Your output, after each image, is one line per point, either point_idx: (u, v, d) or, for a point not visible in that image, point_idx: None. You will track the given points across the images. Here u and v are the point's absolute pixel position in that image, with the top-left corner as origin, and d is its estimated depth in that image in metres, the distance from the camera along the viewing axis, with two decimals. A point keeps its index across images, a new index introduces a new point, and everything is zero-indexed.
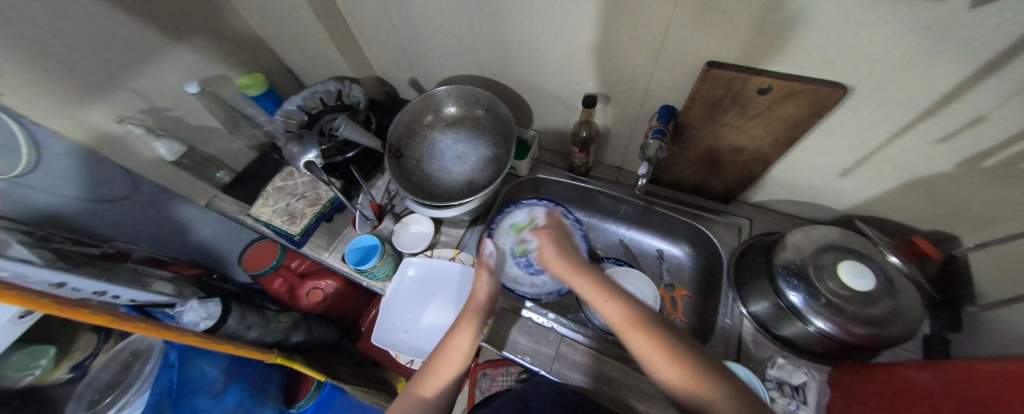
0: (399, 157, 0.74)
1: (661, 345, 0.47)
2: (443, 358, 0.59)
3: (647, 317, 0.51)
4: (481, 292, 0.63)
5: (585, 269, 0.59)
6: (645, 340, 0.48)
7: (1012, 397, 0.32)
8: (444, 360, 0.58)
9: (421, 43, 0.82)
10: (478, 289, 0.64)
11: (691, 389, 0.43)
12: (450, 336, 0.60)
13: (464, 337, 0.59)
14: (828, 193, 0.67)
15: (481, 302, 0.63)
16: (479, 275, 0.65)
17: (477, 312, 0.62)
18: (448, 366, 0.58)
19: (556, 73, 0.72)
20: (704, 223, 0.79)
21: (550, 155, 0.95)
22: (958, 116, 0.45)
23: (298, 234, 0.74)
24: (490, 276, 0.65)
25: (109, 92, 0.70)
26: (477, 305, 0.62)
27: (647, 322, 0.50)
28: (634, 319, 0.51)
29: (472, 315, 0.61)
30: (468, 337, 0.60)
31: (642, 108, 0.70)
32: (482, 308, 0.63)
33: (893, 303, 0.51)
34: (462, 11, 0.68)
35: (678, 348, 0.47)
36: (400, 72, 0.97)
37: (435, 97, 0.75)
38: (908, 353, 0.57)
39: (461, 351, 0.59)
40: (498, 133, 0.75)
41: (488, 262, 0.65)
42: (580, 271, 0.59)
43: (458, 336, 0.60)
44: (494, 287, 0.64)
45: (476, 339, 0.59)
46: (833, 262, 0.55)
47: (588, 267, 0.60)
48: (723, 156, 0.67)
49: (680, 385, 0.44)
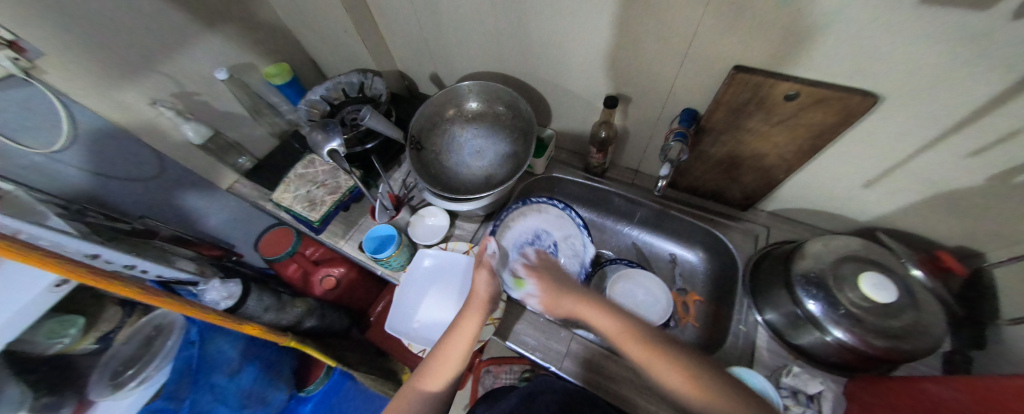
0: (419, 149, 0.75)
1: (652, 350, 0.50)
2: (444, 353, 0.59)
3: (650, 333, 0.52)
4: (480, 291, 0.62)
5: (578, 295, 0.60)
6: (649, 354, 0.50)
7: None
8: (444, 353, 0.59)
9: (445, 39, 0.83)
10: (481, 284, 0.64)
11: (688, 391, 0.45)
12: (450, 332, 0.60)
13: (467, 332, 0.59)
14: (850, 203, 0.66)
15: (484, 297, 0.62)
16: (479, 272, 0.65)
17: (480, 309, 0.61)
18: (448, 360, 0.58)
19: (578, 73, 0.72)
20: (720, 228, 0.78)
21: (566, 154, 0.95)
22: (992, 130, 0.44)
23: (317, 221, 0.75)
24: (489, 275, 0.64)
25: (143, 74, 0.73)
26: (480, 302, 0.62)
27: (656, 343, 0.50)
28: (634, 332, 0.52)
29: (475, 312, 0.61)
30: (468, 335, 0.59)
31: (663, 111, 0.70)
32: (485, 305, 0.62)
33: (916, 317, 0.51)
34: (488, 8, 0.69)
35: (673, 352, 0.49)
36: (421, 66, 0.99)
37: (455, 91, 0.76)
38: (928, 369, 0.56)
39: (461, 347, 0.59)
40: (519, 130, 0.75)
41: (488, 261, 0.65)
42: (574, 300, 0.59)
43: (460, 332, 0.60)
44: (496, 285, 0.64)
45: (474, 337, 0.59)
46: (854, 272, 0.55)
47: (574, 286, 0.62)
48: (744, 162, 0.67)
49: (672, 383, 0.47)
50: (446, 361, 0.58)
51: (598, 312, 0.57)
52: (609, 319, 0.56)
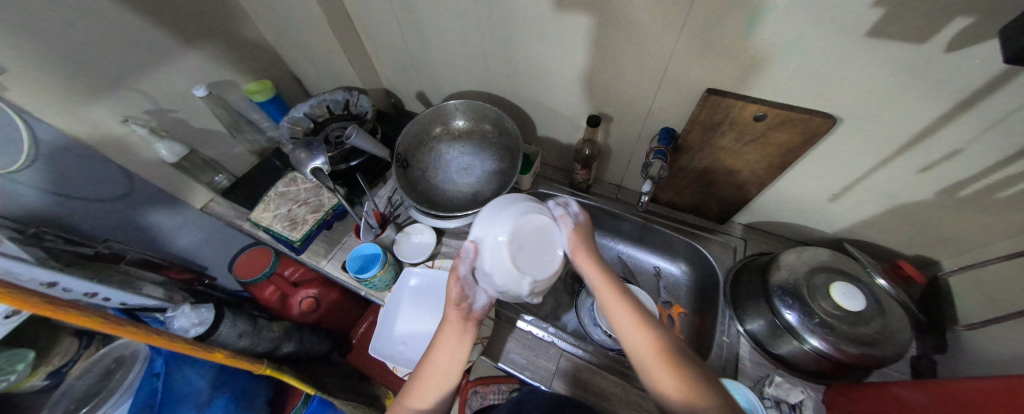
0: (405, 166, 0.75)
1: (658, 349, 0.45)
2: (425, 375, 0.54)
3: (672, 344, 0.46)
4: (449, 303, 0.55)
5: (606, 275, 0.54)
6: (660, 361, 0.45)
7: None
8: (422, 385, 0.53)
9: (432, 59, 0.85)
10: (449, 299, 0.56)
11: (674, 391, 0.42)
12: (426, 360, 0.55)
13: (442, 353, 0.54)
14: (819, 216, 0.70)
15: (455, 313, 0.56)
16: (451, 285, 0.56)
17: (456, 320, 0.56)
18: (428, 389, 0.53)
19: (561, 93, 0.74)
20: (700, 241, 0.81)
21: (552, 170, 0.97)
22: (937, 149, 0.48)
23: (298, 240, 0.73)
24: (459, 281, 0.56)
25: (115, 91, 0.70)
26: (450, 321, 0.55)
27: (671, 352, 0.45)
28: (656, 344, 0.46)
29: (451, 332, 0.55)
30: (449, 350, 0.54)
31: (643, 130, 0.73)
32: (459, 320, 0.56)
33: (883, 324, 0.54)
34: (473, 30, 0.71)
35: (677, 357, 0.44)
36: (407, 85, 1.00)
37: (441, 110, 0.77)
38: (898, 373, 0.59)
39: (442, 369, 0.54)
40: (504, 148, 0.76)
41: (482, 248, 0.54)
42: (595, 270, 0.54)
43: (436, 353, 0.55)
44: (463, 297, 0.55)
45: (454, 353, 0.54)
46: (825, 282, 0.58)
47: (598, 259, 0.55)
48: (719, 178, 0.71)
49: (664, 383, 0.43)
50: (430, 384, 0.53)
51: (627, 313, 0.50)
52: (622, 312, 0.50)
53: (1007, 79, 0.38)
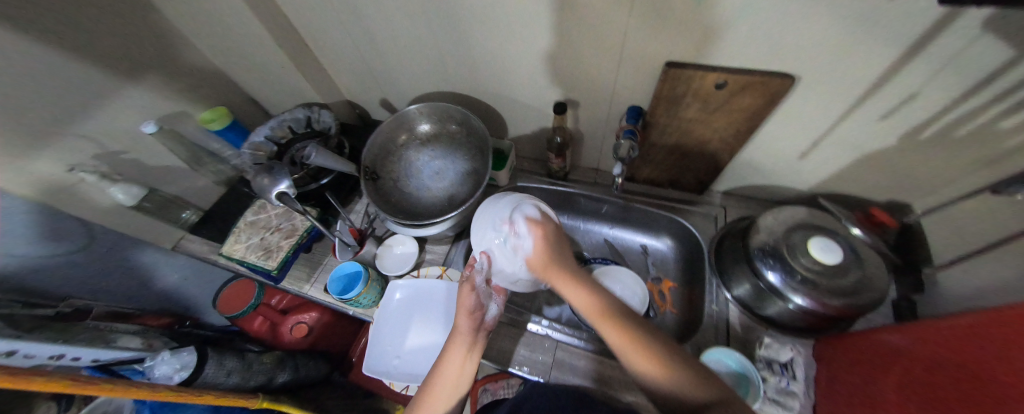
0: (375, 179, 0.73)
1: (628, 336, 0.48)
2: (434, 386, 0.54)
3: (615, 307, 0.52)
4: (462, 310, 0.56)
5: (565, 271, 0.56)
6: (615, 330, 0.50)
7: (978, 358, 0.35)
8: (432, 398, 0.53)
9: (389, 64, 0.82)
10: (462, 308, 0.57)
11: (646, 368, 0.46)
12: (436, 373, 0.55)
13: (452, 365, 0.54)
14: (792, 175, 0.71)
15: (467, 323, 0.56)
16: (461, 297, 0.57)
17: (466, 333, 0.56)
18: (437, 403, 0.53)
19: (524, 84, 0.73)
20: (682, 214, 0.82)
21: (528, 162, 0.96)
22: (895, 95, 0.49)
23: (276, 269, 0.71)
24: (473, 291, 0.57)
25: (56, 139, 0.66)
26: (462, 332, 0.56)
27: (614, 313, 0.51)
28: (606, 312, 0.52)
29: (462, 344, 0.56)
30: (459, 362, 0.55)
31: (610, 111, 0.72)
32: (471, 331, 0.57)
33: (861, 273, 0.55)
34: (424, 29, 0.69)
35: (628, 325, 0.50)
36: (368, 94, 0.96)
37: (404, 117, 0.75)
38: (881, 318, 0.61)
39: (451, 379, 0.54)
40: (474, 147, 0.74)
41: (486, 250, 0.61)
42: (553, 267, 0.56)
43: (446, 365, 0.55)
44: (475, 304, 0.57)
45: (465, 363, 0.55)
46: (802, 240, 0.59)
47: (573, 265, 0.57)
48: (691, 150, 0.70)
49: (632, 360, 0.47)
50: (439, 393, 0.53)
51: (572, 286, 0.55)
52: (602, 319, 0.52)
53: (954, 17, 0.38)
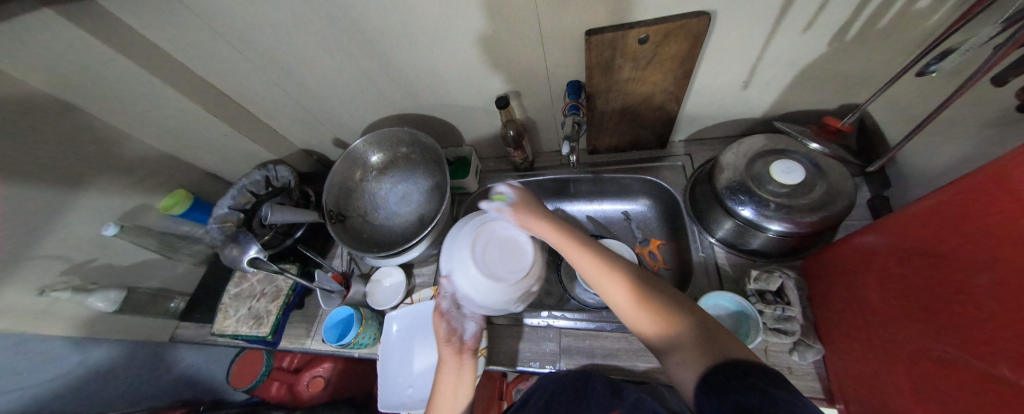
0: (342, 220, 0.72)
1: (636, 303, 0.46)
2: None
3: (633, 275, 0.49)
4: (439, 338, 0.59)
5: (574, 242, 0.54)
6: (624, 295, 0.48)
7: (945, 242, 0.34)
8: None
9: (327, 103, 0.82)
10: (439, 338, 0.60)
11: (653, 332, 0.44)
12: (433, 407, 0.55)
13: (444, 394, 0.55)
14: (743, 106, 0.70)
15: (447, 349, 0.59)
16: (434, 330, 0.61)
17: (449, 359, 0.58)
18: None
19: (460, 88, 0.72)
20: (651, 172, 0.82)
21: (493, 162, 0.96)
22: (809, 5, 0.49)
23: (269, 334, 0.71)
24: (444, 319, 0.60)
25: (17, 268, 0.66)
26: (443, 358, 0.58)
27: (634, 282, 0.48)
28: (620, 278, 0.49)
29: (449, 371, 0.57)
30: (450, 390, 0.56)
31: (551, 92, 0.71)
32: (454, 356, 0.58)
33: (827, 185, 0.56)
34: (347, 61, 0.68)
35: (642, 290, 0.47)
36: (319, 138, 0.95)
37: (353, 153, 0.74)
38: (860, 221, 0.61)
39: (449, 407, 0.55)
40: (430, 163, 0.74)
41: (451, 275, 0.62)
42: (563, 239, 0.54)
43: (439, 399, 0.56)
44: (450, 329, 0.60)
45: (457, 389, 0.56)
46: (765, 167, 0.59)
47: (585, 239, 0.55)
48: (640, 108, 0.70)
49: (640, 324, 0.46)
50: None
51: (574, 255, 0.53)
52: (619, 287, 0.48)
53: None
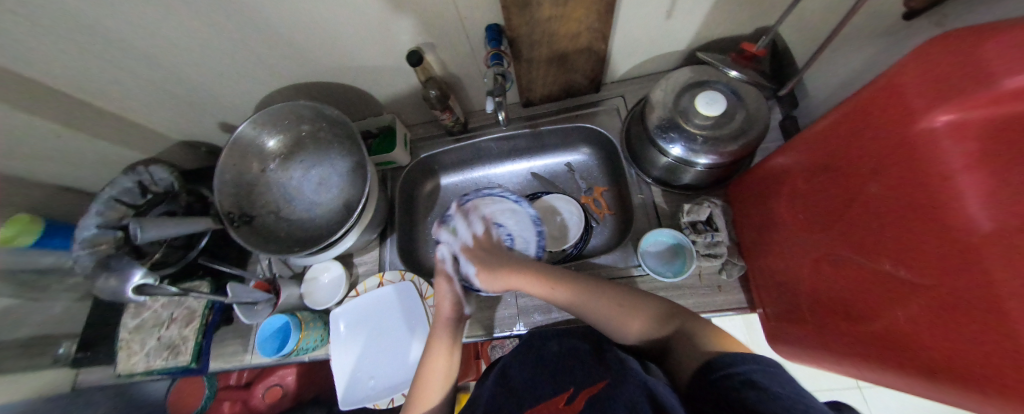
0: (249, 221, 0.61)
1: (611, 306, 0.49)
2: (424, 381, 0.52)
3: (592, 284, 0.53)
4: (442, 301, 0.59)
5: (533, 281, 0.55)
6: (603, 304, 0.50)
7: (840, 157, 0.37)
8: (423, 392, 0.51)
9: (191, 79, 0.64)
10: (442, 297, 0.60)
11: (637, 330, 0.47)
12: (427, 363, 0.53)
13: (440, 353, 0.54)
14: (669, 38, 0.68)
15: (447, 310, 0.58)
16: (439, 301, 0.60)
17: (447, 320, 0.58)
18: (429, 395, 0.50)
19: (360, 46, 0.60)
20: (588, 119, 0.80)
21: (422, 128, 0.87)
22: None
23: (192, 360, 0.62)
24: (448, 282, 0.61)
25: None
26: (443, 318, 0.58)
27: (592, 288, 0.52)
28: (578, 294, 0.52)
29: (444, 330, 0.57)
30: (444, 350, 0.54)
31: (470, 42, 0.63)
32: (452, 318, 0.58)
33: (745, 113, 0.57)
34: (197, 22, 0.52)
35: (602, 292, 0.51)
36: (198, 126, 0.77)
37: (241, 141, 0.61)
38: (773, 143, 0.65)
39: (441, 368, 0.53)
40: (343, 141, 0.63)
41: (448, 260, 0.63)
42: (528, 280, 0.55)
43: (432, 358, 0.53)
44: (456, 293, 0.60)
45: (451, 350, 0.54)
46: (690, 101, 0.59)
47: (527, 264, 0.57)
48: (567, 51, 0.65)
49: (628, 330, 0.48)
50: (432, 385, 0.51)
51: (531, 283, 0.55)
52: (534, 285, 0.54)
53: None
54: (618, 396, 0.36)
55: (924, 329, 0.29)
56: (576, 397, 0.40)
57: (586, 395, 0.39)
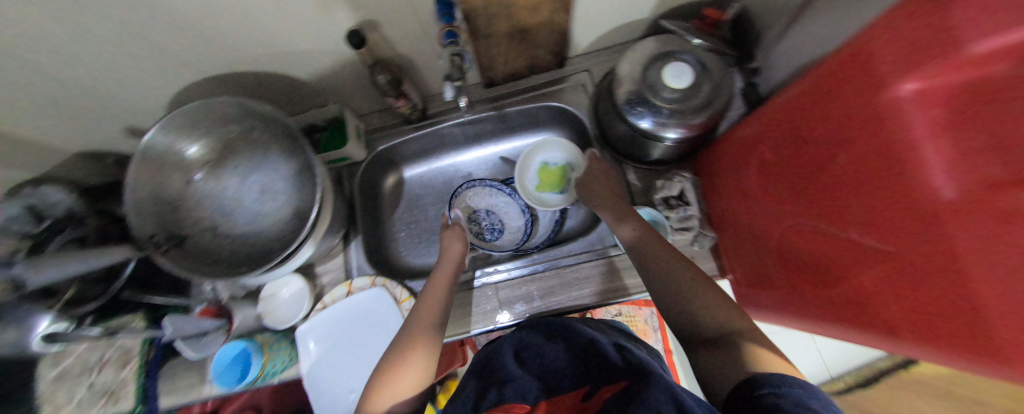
0: (179, 243, 0.52)
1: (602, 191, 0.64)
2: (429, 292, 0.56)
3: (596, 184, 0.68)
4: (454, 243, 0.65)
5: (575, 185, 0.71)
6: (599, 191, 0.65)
7: (806, 126, 0.37)
8: (428, 298, 0.55)
9: (65, 77, 0.51)
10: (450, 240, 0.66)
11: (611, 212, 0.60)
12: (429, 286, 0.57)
13: (443, 275, 0.59)
14: (631, 7, 0.65)
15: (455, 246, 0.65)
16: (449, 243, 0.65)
17: (454, 253, 0.63)
18: (433, 299, 0.55)
19: (288, 28, 0.51)
20: (555, 97, 0.76)
21: (376, 116, 0.78)
22: None
23: (137, 404, 0.57)
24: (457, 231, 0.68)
25: None
26: (454, 251, 0.64)
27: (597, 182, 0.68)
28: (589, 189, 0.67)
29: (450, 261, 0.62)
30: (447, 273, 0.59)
31: (419, 20, 0.55)
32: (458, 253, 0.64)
33: (712, 84, 0.56)
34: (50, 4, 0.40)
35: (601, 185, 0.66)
36: (94, 133, 0.63)
37: (153, 150, 0.52)
38: (737, 112, 0.66)
39: (444, 285, 0.57)
40: (282, 140, 0.55)
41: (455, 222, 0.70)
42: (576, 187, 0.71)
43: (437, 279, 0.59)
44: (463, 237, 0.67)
45: (453, 273, 0.60)
46: (659, 73, 0.57)
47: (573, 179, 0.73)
48: (527, 24, 0.59)
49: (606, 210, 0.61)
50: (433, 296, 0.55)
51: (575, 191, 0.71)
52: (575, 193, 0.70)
53: None
54: (642, 390, 0.34)
55: (888, 291, 0.30)
56: (594, 394, 0.37)
57: (606, 393, 0.37)
